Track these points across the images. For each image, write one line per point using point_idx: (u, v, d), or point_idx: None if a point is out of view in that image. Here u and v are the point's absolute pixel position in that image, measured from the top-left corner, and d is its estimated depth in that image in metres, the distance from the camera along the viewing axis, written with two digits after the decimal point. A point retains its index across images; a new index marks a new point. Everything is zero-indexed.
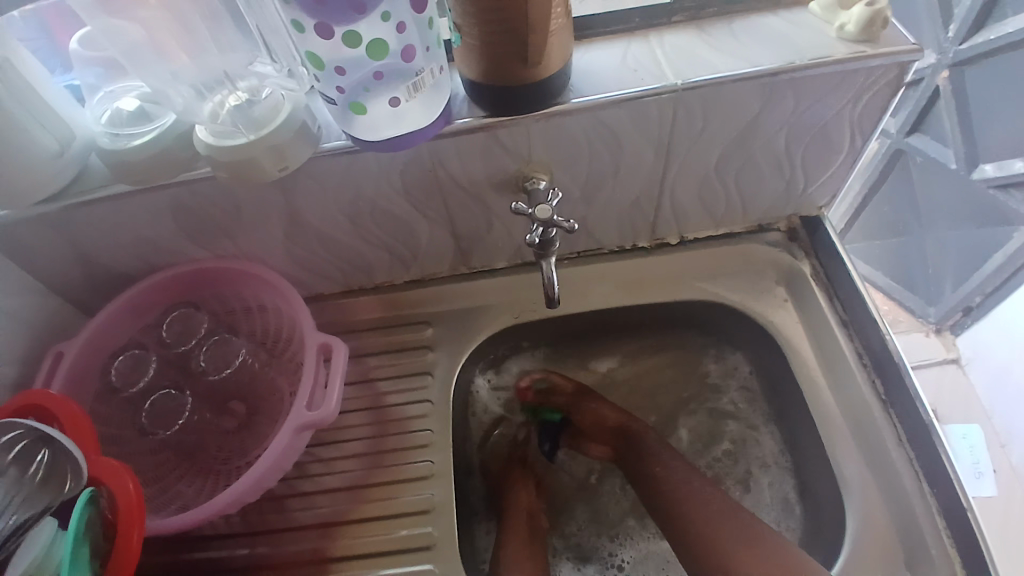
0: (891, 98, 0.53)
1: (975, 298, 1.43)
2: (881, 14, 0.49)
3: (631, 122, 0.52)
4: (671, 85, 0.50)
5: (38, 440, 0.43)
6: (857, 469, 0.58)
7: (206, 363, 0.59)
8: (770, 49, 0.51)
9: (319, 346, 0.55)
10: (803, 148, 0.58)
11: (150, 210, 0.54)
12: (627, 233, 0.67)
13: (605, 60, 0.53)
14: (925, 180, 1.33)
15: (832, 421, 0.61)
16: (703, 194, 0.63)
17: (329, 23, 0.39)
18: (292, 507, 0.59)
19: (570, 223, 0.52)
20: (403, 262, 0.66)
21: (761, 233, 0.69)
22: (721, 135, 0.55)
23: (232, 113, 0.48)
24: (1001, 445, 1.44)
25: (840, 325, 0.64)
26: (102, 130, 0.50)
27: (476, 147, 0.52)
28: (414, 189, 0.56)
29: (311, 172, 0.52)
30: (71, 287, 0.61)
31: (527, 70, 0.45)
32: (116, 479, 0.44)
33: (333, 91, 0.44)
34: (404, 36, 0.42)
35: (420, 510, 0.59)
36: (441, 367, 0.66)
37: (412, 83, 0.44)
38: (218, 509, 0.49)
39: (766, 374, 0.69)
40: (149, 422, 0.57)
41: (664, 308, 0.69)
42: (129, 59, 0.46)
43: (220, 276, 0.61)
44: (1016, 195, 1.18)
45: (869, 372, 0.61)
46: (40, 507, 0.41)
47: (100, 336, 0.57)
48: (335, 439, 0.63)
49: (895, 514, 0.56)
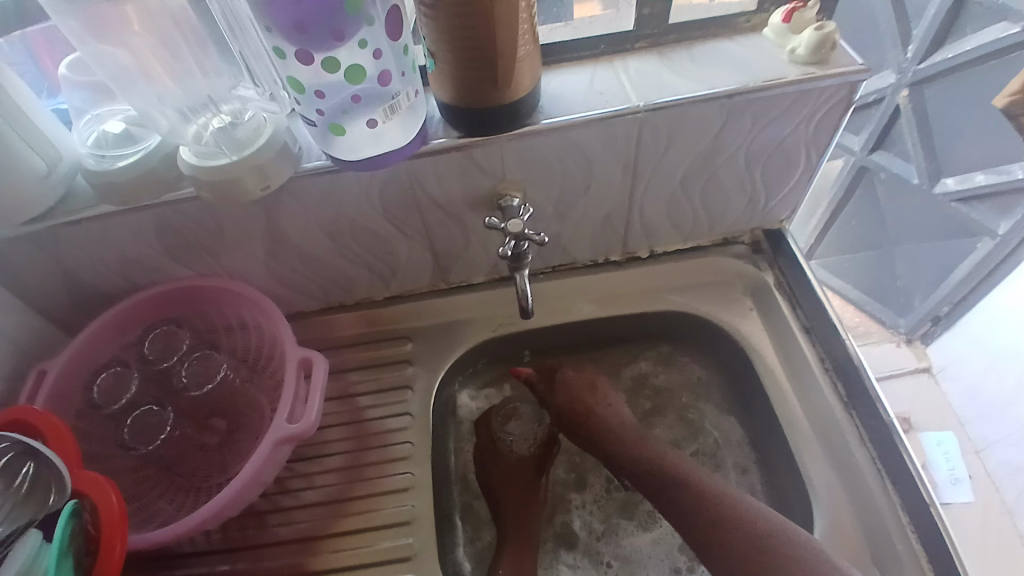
0: (842, 116, 0.57)
1: (942, 309, 1.48)
2: (830, 37, 0.52)
3: (598, 141, 0.55)
4: (634, 106, 0.53)
5: (25, 452, 0.44)
6: (823, 470, 0.60)
7: (188, 379, 0.60)
8: (727, 72, 0.55)
9: (299, 360, 0.56)
10: (763, 164, 0.61)
11: (134, 229, 0.55)
12: (600, 248, 0.70)
13: (573, 84, 0.56)
14: (889, 196, 1.39)
15: (798, 425, 0.63)
16: (671, 209, 0.65)
17: (310, 50, 0.42)
18: (271, 522, 0.60)
19: (541, 236, 0.55)
20: (383, 279, 0.68)
21: (728, 246, 0.72)
22: (684, 153, 0.58)
23: (216, 135, 0.50)
24: (975, 452, 1.48)
25: (803, 332, 0.66)
26: (88, 151, 0.52)
27: (451, 167, 0.54)
28: (393, 207, 0.58)
29: (294, 191, 0.54)
30: (53, 307, 0.62)
31: (497, 93, 0.48)
32: (98, 491, 0.45)
33: (314, 114, 0.46)
34: (380, 61, 0.44)
35: (399, 522, 0.60)
36: (421, 381, 0.68)
37: (389, 106, 0.46)
38: (198, 521, 0.49)
39: (737, 384, 0.70)
40: (130, 437, 0.58)
41: (637, 320, 0.72)
42: (118, 83, 0.47)
43: (203, 293, 0.62)
44: (979, 206, 1.24)
45: (830, 376, 0.64)
46: (25, 520, 0.42)
47: (83, 354, 0.58)
48: (315, 453, 0.63)
49: (861, 513, 0.58)
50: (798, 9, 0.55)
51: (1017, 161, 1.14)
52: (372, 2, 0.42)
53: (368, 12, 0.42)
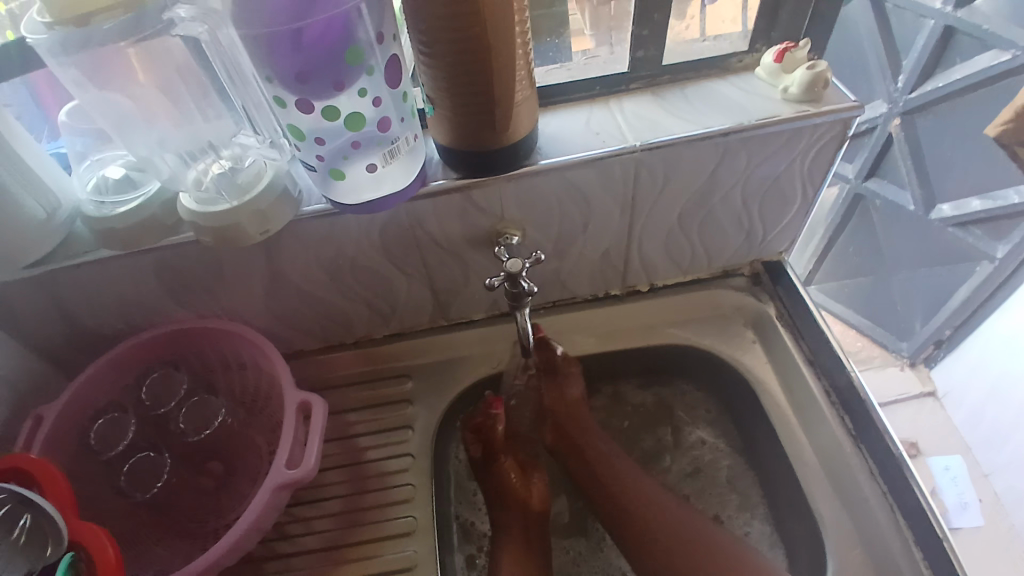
0: (837, 151, 0.58)
1: (944, 332, 1.48)
2: (822, 76, 0.54)
3: (595, 180, 0.55)
4: (631, 146, 0.53)
5: (19, 502, 0.43)
6: (832, 506, 0.59)
7: (185, 424, 0.59)
8: (722, 113, 0.55)
9: (298, 403, 0.55)
10: (760, 198, 0.62)
11: (134, 274, 0.55)
12: (600, 283, 0.70)
13: (570, 124, 0.57)
14: (884, 222, 1.41)
15: (806, 459, 0.62)
16: (669, 244, 0.65)
17: (310, 98, 0.42)
18: (270, 569, 0.59)
19: (530, 286, 0.56)
20: (383, 316, 0.68)
21: (728, 279, 0.72)
22: (681, 189, 0.59)
23: (216, 180, 0.51)
24: (982, 476, 1.46)
25: (807, 364, 0.66)
26: (87, 198, 0.52)
27: (451, 207, 0.55)
28: (392, 245, 0.58)
29: (294, 233, 0.54)
30: (52, 352, 0.61)
31: (494, 137, 0.48)
32: (95, 540, 0.44)
33: (314, 159, 0.46)
34: (379, 108, 0.45)
35: (401, 568, 0.58)
36: (422, 420, 0.67)
37: (388, 150, 0.47)
38: (194, 571, 0.48)
39: (737, 414, 0.70)
40: (127, 484, 0.57)
41: (640, 354, 0.71)
42: (119, 128, 0.48)
43: (201, 334, 0.61)
44: (974, 232, 1.25)
45: (838, 410, 0.62)
46: (20, 571, 0.41)
47: (78, 400, 0.57)
48: (314, 497, 0.62)
49: (873, 551, 0.56)
50: (789, 49, 0.56)
51: (1011, 186, 1.15)
52: (372, 52, 0.42)
53: (368, 62, 0.42)
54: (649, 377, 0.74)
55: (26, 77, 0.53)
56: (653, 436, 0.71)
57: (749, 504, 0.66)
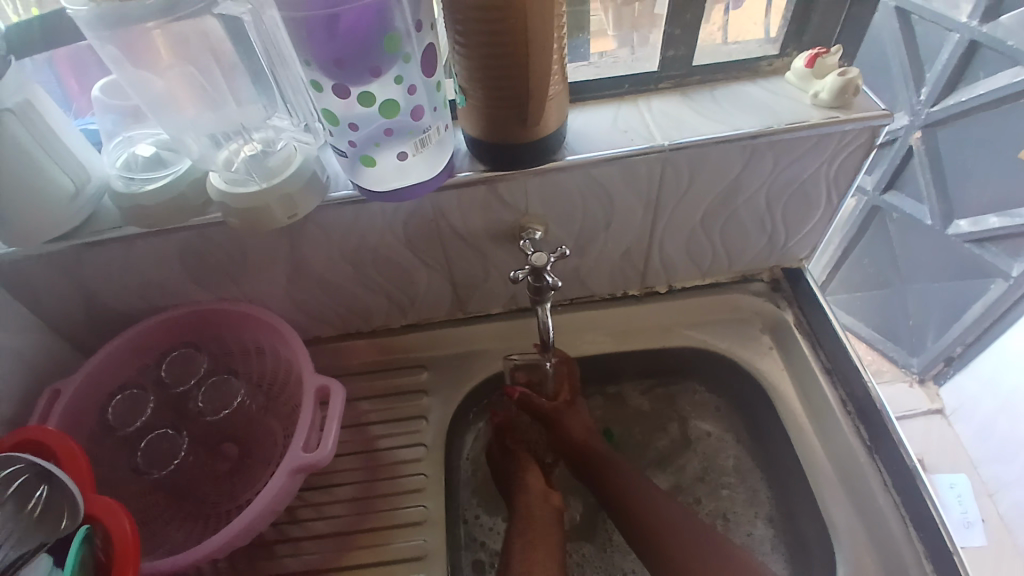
0: (864, 159, 0.58)
1: (955, 349, 1.46)
2: (853, 82, 0.53)
3: (620, 179, 0.55)
4: (658, 145, 0.53)
5: (38, 476, 0.45)
6: (845, 514, 0.58)
7: (204, 405, 0.59)
8: (751, 115, 0.55)
9: (316, 388, 0.55)
10: (784, 202, 0.61)
11: (158, 254, 0.56)
12: (618, 282, 0.70)
13: (597, 121, 0.57)
14: (901, 235, 1.40)
15: (820, 468, 0.61)
16: (690, 246, 0.65)
17: (346, 84, 0.42)
18: (279, 553, 0.59)
19: (555, 280, 0.55)
20: (401, 307, 0.68)
21: (747, 284, 0.72)
22: (706, 191, 0.59)
23: (247, 163, 0.51)
24: (988, 495, 1.45)
25: (825, 373, 0.65)
26: (117, 174, 0.52)
27: (476, 200, 0.55)
28: (415, 236, 0.58)
29: (320, 220, 0.55)
30: (72, 329, 0.62)
31: (525, 131, 0.48)
32: (112, 516, 0.44)
33: (345, 145, 0.47)
34: (413, 96, 0.45)
35: (411, 558, 0.58)
36: (435, 412, 0.67)
37: (419, 139, 0.47)
38: (208, 550, 0.48)
39: (752, 421, 0.69)
40: (143, 462, 0.57)
41: (654, 356, 0.71)
42: (154, 108, 0.49)
43: (221, 317, 0.62)
44: (991, 248, 1.24)
45: (853, 420, 0.62)
46: (33, 545, 0.41)
47: (97, 376, 0.58)
48: (325, 483, 0.63)
49: (885, 561, 0.55)
50: (821, 54, 0.56)
51: None
52: (409, 40, 0.43)
53: (405, 50, 0.42)
54: (660, 382, 0.74)
55: (50, 56, 0.54)
56: (666, 436, 0.71)
57: (756, 501, 0.66)
